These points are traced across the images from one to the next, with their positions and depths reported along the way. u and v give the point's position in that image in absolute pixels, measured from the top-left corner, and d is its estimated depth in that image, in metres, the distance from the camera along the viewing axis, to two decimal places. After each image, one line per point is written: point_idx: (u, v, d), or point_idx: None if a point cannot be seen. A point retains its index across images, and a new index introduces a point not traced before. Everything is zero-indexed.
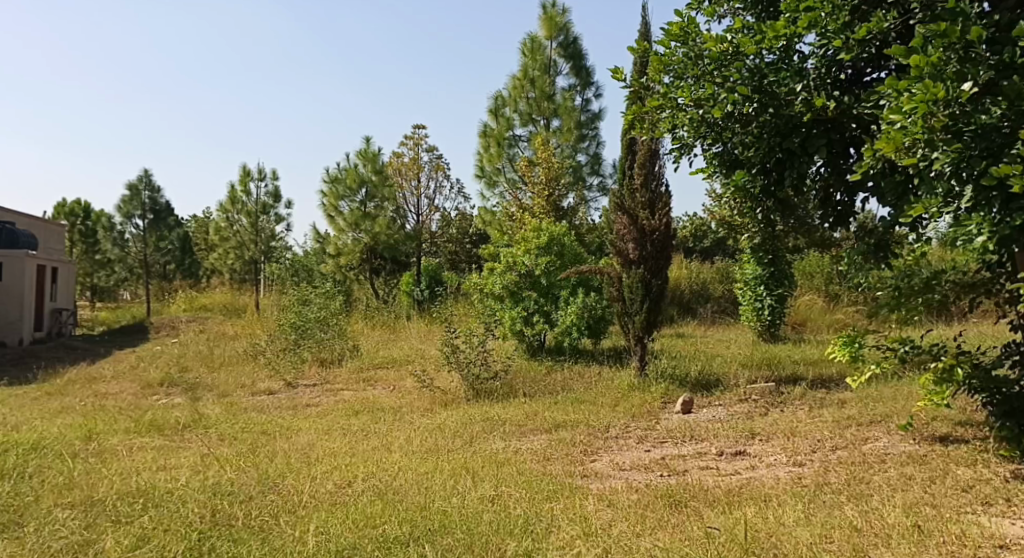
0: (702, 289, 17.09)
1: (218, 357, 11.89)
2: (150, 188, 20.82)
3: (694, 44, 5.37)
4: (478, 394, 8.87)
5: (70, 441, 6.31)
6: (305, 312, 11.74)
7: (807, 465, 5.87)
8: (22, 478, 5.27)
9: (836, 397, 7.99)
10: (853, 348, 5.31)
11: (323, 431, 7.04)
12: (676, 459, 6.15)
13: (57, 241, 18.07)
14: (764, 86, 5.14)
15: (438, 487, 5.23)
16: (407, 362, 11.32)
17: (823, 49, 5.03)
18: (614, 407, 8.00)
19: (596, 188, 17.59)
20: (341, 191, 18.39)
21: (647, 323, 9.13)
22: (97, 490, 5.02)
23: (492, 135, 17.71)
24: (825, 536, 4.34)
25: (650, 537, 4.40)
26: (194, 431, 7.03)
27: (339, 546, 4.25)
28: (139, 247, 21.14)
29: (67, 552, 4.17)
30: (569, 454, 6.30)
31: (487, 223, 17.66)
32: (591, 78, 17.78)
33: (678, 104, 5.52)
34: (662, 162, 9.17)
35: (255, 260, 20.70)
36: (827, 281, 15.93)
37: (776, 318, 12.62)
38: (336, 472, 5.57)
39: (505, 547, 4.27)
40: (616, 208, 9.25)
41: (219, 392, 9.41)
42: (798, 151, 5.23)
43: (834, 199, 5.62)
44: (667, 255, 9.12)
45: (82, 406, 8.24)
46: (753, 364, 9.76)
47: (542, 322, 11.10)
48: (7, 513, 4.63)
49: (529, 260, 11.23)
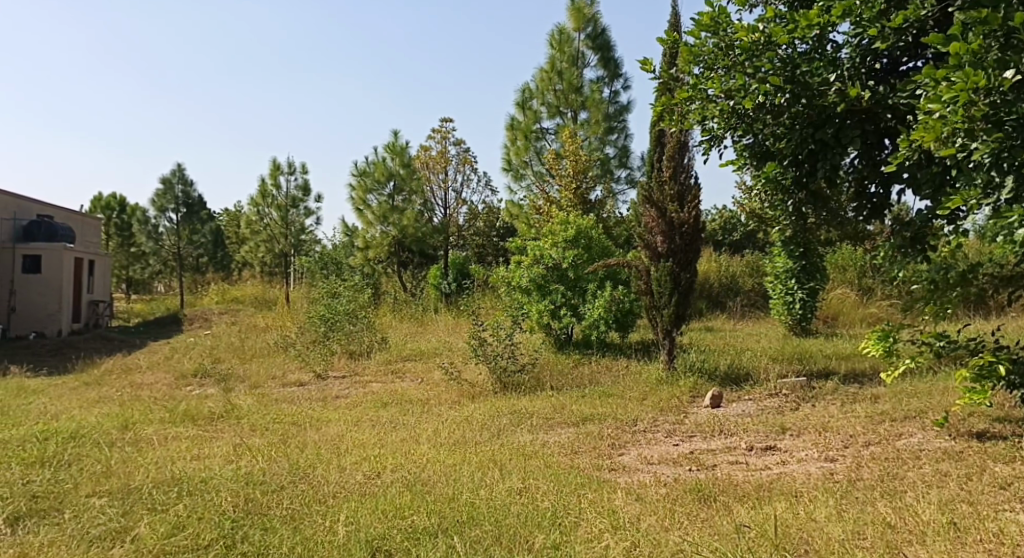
0: (732, 283, 16.93)
1: (249, 349, 12.03)
2: (183, 182, 21.12)
3: (725, 35, 5.27)
4: (505, 387, 8.89)
5: (107, 430, 6.43)
6: (335, 305, 11.83)
7: (838, 460, 5.81)
8: (62, 465, 5.38)
9: (868, 393, 7.89)
10: (887, 343, 5.17)
11: (352, 423, 7.10)
12: (704, 454, 6.11)
13: (93, 234, 18.38)
14: (796, 77, 5.08)
15: (466, 479, 5.26)
16: (434, 355, 11.38)
17: (858, 38, 4.97)
18: (642, 401, 7.97)
19: (624, 181, 17.48)
20: (370, 184, 18.48)
21: (676, 316, 9.07)
22: (134, 478, 5.11)
23: (519, 128, 17.70)
24: (857, 532, 4.29)
25: (679, 531, 4.37)
26: (227, 421, 7.13)
27: (369, 536, 4.30)
28: (173, 240, 21.46)
29: (105, 538, 4.26)
30: (597, 448, 6.29)
31: (515, 216, 17.67)
32: (619, 70, 17.67)
33: (708, 95, 5.47)
34: (691, 154, 9.08)
35: (285, 253, 20.92)
36: (860, 274, 15.72)
37: (808, 312, 12.47)
38: (365, 464, 5.61)
39: (533, 539, 4.28)
40: (645, 201, 9.20)
41: (251, 384, 9.53)
42: (832, 142, 5.16)
43: (868, 192, 5.52)
44: (696, 248, 9.06)
45: (118, 396, 8.39)
46: (784, 359, 9.67)
47: (569, 316, 11.09)
48: (47, 500, 4.73)
49: (556, 253, 11.23)
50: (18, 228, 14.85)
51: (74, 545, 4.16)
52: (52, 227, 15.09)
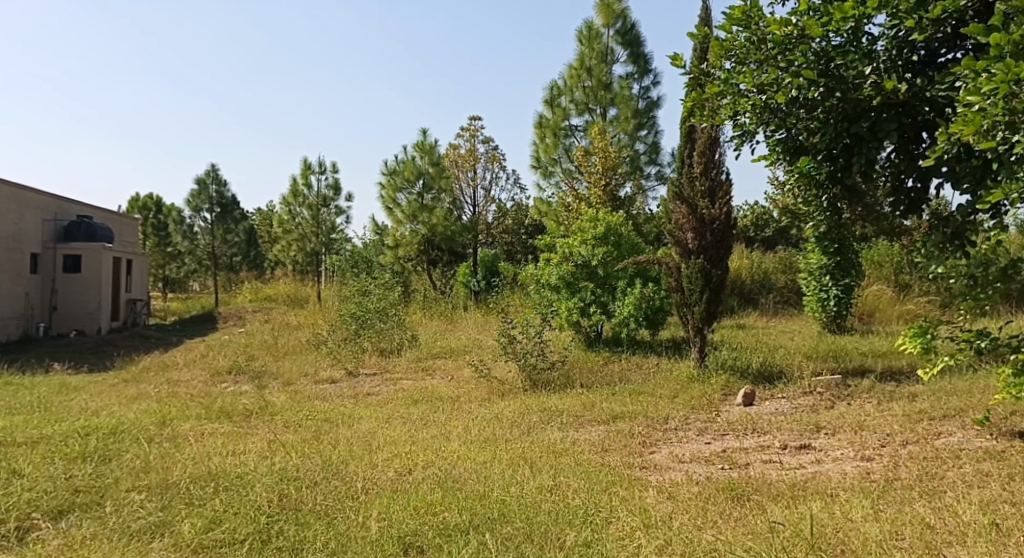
0: (764, 280, 16.75)
1: (282, 347, 12.18)
2: (217, 182, 21.44)
3: (757, 28, 5.20)
4: (536, 384, 8.88)
5: (146, 426, 6.55)
6: (365, 303, 11.91)
7: (875, 460, 5.72)
8: (104, 460, 5.49)
9: (906, 390, 7.78)
10: (925, 339, 5.04)
11: (383, 420, 7.16)
12: (737, 453, 6.05)
13: (130, 234, 18.70)
14: (830, 70, 5.04)
15: (498, 476, 5.27)
16: (464, 352, 11.41)
17: (894, 30, 4.91)
18: (673, 399, 7.93)
19: (654, 177, 17.37)
20: (399, 183, 18.58)
21: (707, 314, 9.01)
22: (172, 473, 5.20)
23: (548, 125, 17.69)
24: (895, 532, 4.23)
25: (713, 530, 4.35)
26: (261, 418, 7.20)
27: (401, 532, 4.32)
28: (207, 239, 21.79)
29: (145, 532, 4.34)
30: (628, 446, 6.26)
31: (544, 214, 17.67)
32: (649, 65, 17.54)
33: (739, 90, 5.38)
34: (722, 149, 8.99)
35: (316, 252, 21.09)
36: (897, 270, 15.44)
37: (843, 309, 12.31)
38: (397, 460, 5.65)
39: (564, 537, 4.28)
40: (675, 197, 9.12)
41: (284, 381, 9.65)
42: (867, 136, 5.08)
43: (905, 186, 5.41)
44: (728, 244, 8.97)
45: (155, 392, 8.54)
46: (818, 356, 9.56)
47: (599, 313, 11.04)
48: (88, 494, 4.82)
49: (585, 251, 11.19)
50: (59, 229, 15.16)
51: (115, 538, 4.24)
52: (92, 227, 15.39)
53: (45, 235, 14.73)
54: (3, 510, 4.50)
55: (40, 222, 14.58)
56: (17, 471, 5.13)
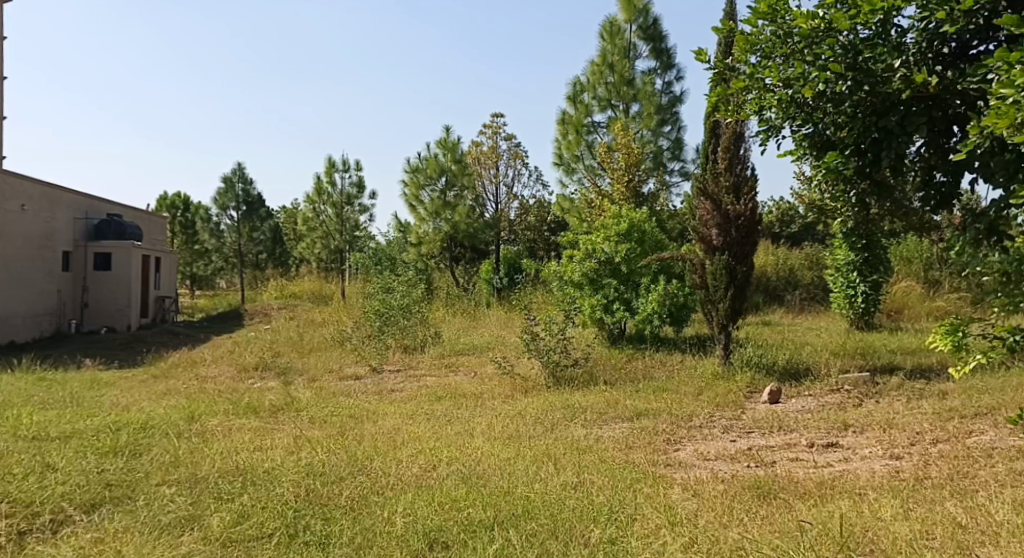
0: (790, 276, 16.64)
1: (307, 344, 12.29)
2: (243, 180, 21.66)
3: (783, 22, 5.18)
4: (559, 381, 8.87)
5: (175, 421, 6.64)
6: (389, 300, 11.99)
7: (905, 458, 5.65)
8: (135, 455, 5.57)
9: (936, 388, 7.68)
10: (956, 336, 4.83)
11: (408, 416, 7.19)
12: (763, 450, 6.01)
13: (159, 232, 18.92)
14: (859, 63, 4.98)
15: (521, 472, 5.29)
16: (487, 349, 11.44)
17: (924, 22, 4.85)
18: (697, 396, 7.88)
19: (678, 173, 17.25)
20: (422, 180, 18.65)
21: (732, 311, 8.95)
22: (201, 468, 5.27)
23: (570, 121, 17.64)
24: (926, 532, 4.18)
25: (739, 528, 4.32)
26: (287, 414, 7.27)
27: (426, 528, 4.34)
28: (233, 237, 22.02)
29: (175, 526, 4.39)
30: (652, 443, 6.24)
31: (566, 210, 17.64)
32: (672, 60, 17.42)
33: (766, 85, 5.38)
34: (747, 144, 8.92)
35: (340, 250, 21.24)
36: (927, 266, 15.26)
37: (871, 306, 12.17)
38: (421, 456, 5.68)
39: (589, 533, 4.28)
40: (699, 193, 9.06)
41: (310, 377, 9.75)
42: (896, 130, 5.00)
43: (935, 180, 5.30)
44: (753, 240, 8.89)
45: (184, 388, 8.66)
46: (845, 353, 9.48)
47: (622, 310, 11.01)
48: (120, 488, 4.89)
49: (608, 247, 11.10)
50: (90, 227, 15.39)
51: (146, 531, 4.29)
52: (121, 225, 15.58)
53: (75, 233, 14.96)
54: (39, 503, 4.58)
55: (72, 221, 14.83)
56: (50, 465, 5.21)
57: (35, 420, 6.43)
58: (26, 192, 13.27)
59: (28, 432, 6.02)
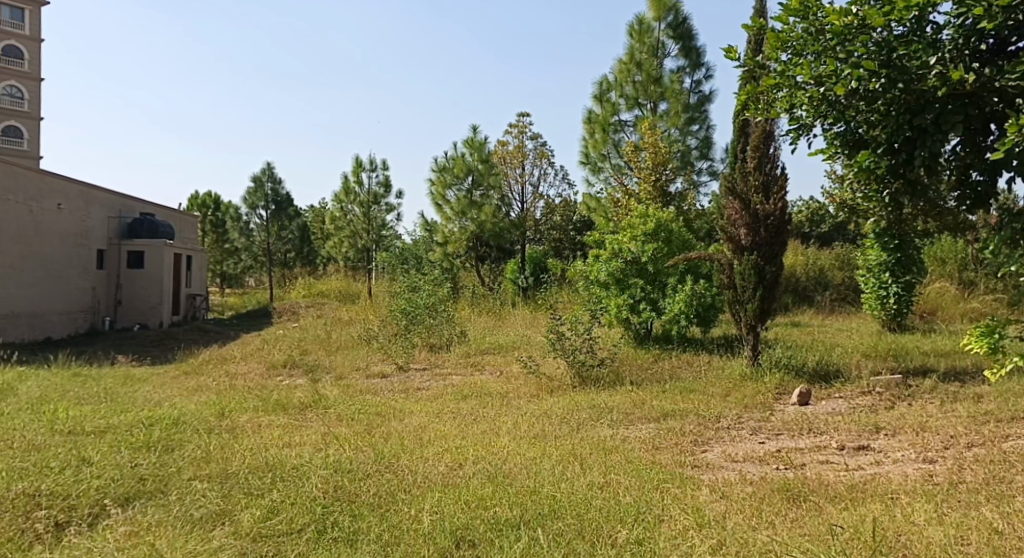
0: (820, 276, 16.47)
1: (335, 342, 12.36)
2: (272, 179, 21.85)
3: (815, 19, 5.12)
4: (584, 381, 8.84)
5: (206, 417, 6.72)
6: (416, 299, 12.04)
7: (939, 462, 5.56)
8: (168, 450, 5.64)
9: (971, 391, 7.55)
10: (992, 339, 4.74)
11: (434, 415, 7.20)
12: (793, 453, 5.94)
13: (190, 231, 19.17)
14: (893, 61, 4.90)
15: (548, 472, 5.28)
16: (513, 348, 11.44)
17: (961, 18, 4.76)
18: (725, 398, 7.81)
19: (706, 172, 17.12)
20: (449, 180, 18.61)
21: (761, 311, 8.85)
22: (232, 464, 5.32)
23: (597, 120, 17.56)
24: (961, 537, 4.11)
25: (768, 531, 4.28)
26: (315, 411, 7.31)
27: (453, 526, 4.35)
28: (262, 236, 22.25)
29: (206, 520, 4.44)
30: (679, 444, 6.20)
31: (592, 209, 17.58)
32: (701, 59, 17.30)
33: (797, 82, 5.34)
34: (777, 143, 8.82)
35: (367, 248, 21.36)
36: (962, 266, 15.02)
37: (903, 307, 11.97)
38: (447, 455, 5.68)
39: (616, 534, 4.26)
40: (728, 192, 8.99)
41: (337, 375, 9.79)
42: (931, 129, 4.91)
43: (971, 179, 5.23)
44: (783, 240, 8.77)
45: (215, 384, 8.75)
46: (877, 355, 9.35)
47: (649, 310, 10.95)
48: (153, 482, 4.96)
49: (635, 247, 11.03)
50: (124, 225, 15.63)
51: (179, 525, 4.34)
52: (154, 224, 15.78)
53: (109, 231, 15.20)
54: (75, 496, 4.66)
55: (106, 220, 15.08)
56: (86, 459, 5.30)
57: (70, 415, 6.55)
58: (63, 191, 13.52)
59: (65, 427, 6.13)
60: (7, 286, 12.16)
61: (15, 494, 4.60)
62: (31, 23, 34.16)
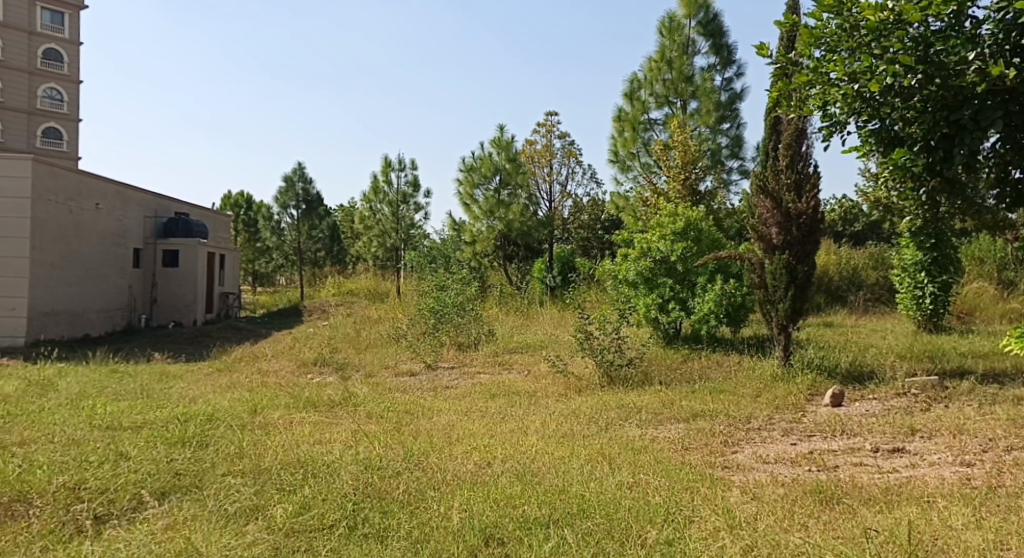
0: (853, 276, 16.26)
1: (364, 340, 12.39)
2: (303, 179, 22.04)
3: (849, 14, 5.05)
4: (613, 381, 8.80)
5: (239, 414, 6.80)
6: (444, 298, 12.05)
7: (976, 465, 5.46)
8: (202, 445, 5.73)
9: (1010, 393, 7.40)
10: None
11: (462, 413, 7.22)
12: (825, 454, 5.87)
13: (224, 231, 19.44)
14: (930, 56, 4.84)
15: (577, 471, 5.26)
16: (541, 347, 11.44)
17: (1001, 13, 4.65)
18: (755, 398, 7.73)
19: (737, 171, 16.97)
20: (477, 179, 18.66)
21: (792, 311, 8.75)
22: (264, 460, 5.39)
23: (626, 119, 17.49)
24: (999, 542, 4.03)
25: (801, 533, 4.22)
26: (345, 409, 7.38)
27: (482, 524, 4.37)
28: (294, 235, 22.46)
29: (240, 515, 4.49)
30: (709, 445, 6.14)
31: (621, 208, 17.53)
32: (732, 56, 17.16)
33: (830, 79, 5.28)
34: (810, 141, 8.73)
35: (396, 247, 21.51)
36: (1001, 266, 14.75)
37: (939, 307, 11.75)
38: (476, 453, 5.70)
39: (646, 534, 4.23)
40: (759, 191, 8.85)
41: (366, 373, 9.85)
42: (971, 125, 4.80)
43: (1011, 177, 5.14)
44: (816, 239, 8.64)
45: (247, 382, 8.85)
46: (912, 356, 9.22)
47: (678, 310, 10.88)
48: (188, 477, 5.03)
49: (664, 246, 10.93)
50: (159, 224, 15.89)
51: (215, 519, 4.40)
52: (189, 224, 16.00)
53: (145, 230, 15.46)
54: (113, 489, 4.75)
55: (142, 219, 15.33)
56: (123, 454, 5.38)
57: (108, 410, 6.67)
58: (100, 191, 13.77)
59: (102, 422, 6.23)
60: (47, 283, 12.40)
61: (56, 486, 4.70)
62: (70, 26, 34.78)
